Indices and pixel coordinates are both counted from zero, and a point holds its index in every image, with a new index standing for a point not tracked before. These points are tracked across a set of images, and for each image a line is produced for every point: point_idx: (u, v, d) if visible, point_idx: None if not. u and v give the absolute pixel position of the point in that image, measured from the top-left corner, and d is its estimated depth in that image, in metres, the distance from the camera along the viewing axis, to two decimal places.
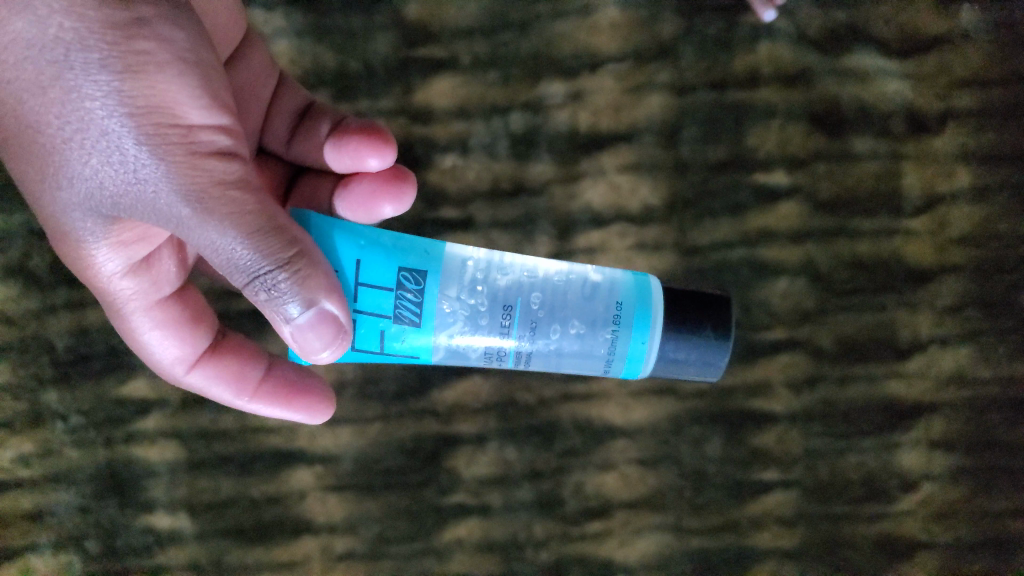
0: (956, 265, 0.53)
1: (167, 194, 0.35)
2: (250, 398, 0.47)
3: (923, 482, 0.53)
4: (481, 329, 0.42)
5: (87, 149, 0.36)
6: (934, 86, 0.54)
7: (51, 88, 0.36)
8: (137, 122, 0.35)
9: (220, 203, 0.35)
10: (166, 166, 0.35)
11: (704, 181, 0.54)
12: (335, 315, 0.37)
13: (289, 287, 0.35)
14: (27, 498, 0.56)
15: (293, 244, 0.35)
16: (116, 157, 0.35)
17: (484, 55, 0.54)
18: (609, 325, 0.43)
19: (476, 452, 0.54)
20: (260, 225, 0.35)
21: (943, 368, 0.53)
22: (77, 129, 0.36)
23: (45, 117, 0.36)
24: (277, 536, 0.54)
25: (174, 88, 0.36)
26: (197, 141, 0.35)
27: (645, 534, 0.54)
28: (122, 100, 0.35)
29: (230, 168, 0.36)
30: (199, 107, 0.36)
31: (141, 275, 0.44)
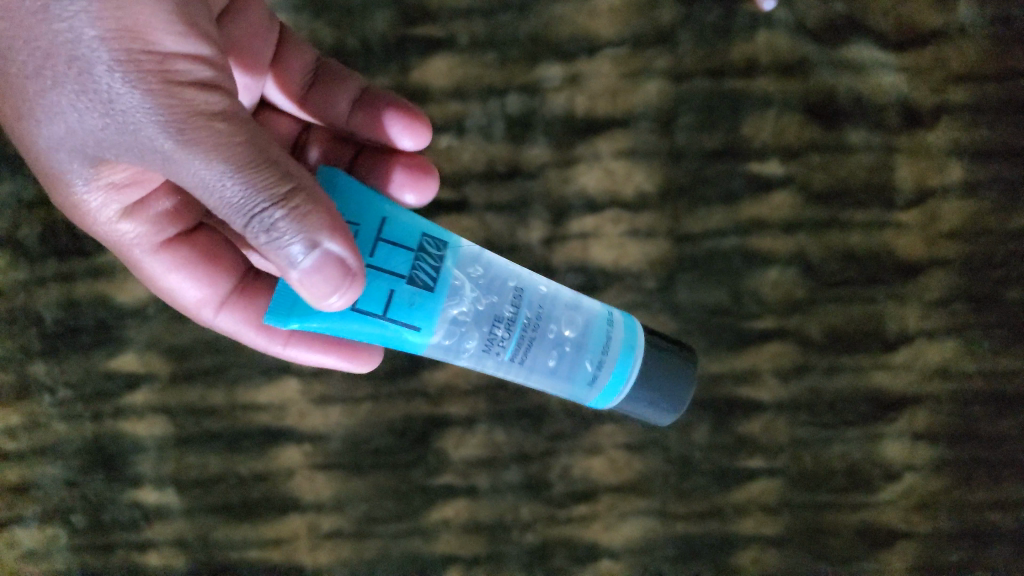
0: (946, 259, 0.54)
1: (149, 124, 0.37)
2: (285, 343, 0.50)
3: (906, 473, 0.54)
4: (485, 310, 0.41)
5: (66, 79, 0.38)
6: (929, 80, 0.54)
7: (23, 15, 0.37)
8: (112, 47, 0.37)
9: (203, 132, 0.36)
10: (147, 95, 0.37)
11: (699, 169, 0.54)
12: (341, 257, 0.35)
13: (287, 224, 0.35)
14: (14, 470, 0.56)
15: (289, 179, 0.35)
16: (94, 86, 0.37)
17: (481, 35, 0.54)
18: (596, 352, 0.44)
19: (465, 434, 0.54)
20: (248, 159, 0.35)
21: (929, 361, 0.54)
22: (52, 57, 0.38)
23: (20, 47, 0.38)
24: (264, 514, 0.55)
25: (146, 14, 0.37)
26: (173, 69, 0.37)
27: (631, 518, 0.54)
28: (97, 26, 0.36)
29: (210, 97, 0.37)
30: (173, 37, 0.38)
31: (138, 218, 0.46)
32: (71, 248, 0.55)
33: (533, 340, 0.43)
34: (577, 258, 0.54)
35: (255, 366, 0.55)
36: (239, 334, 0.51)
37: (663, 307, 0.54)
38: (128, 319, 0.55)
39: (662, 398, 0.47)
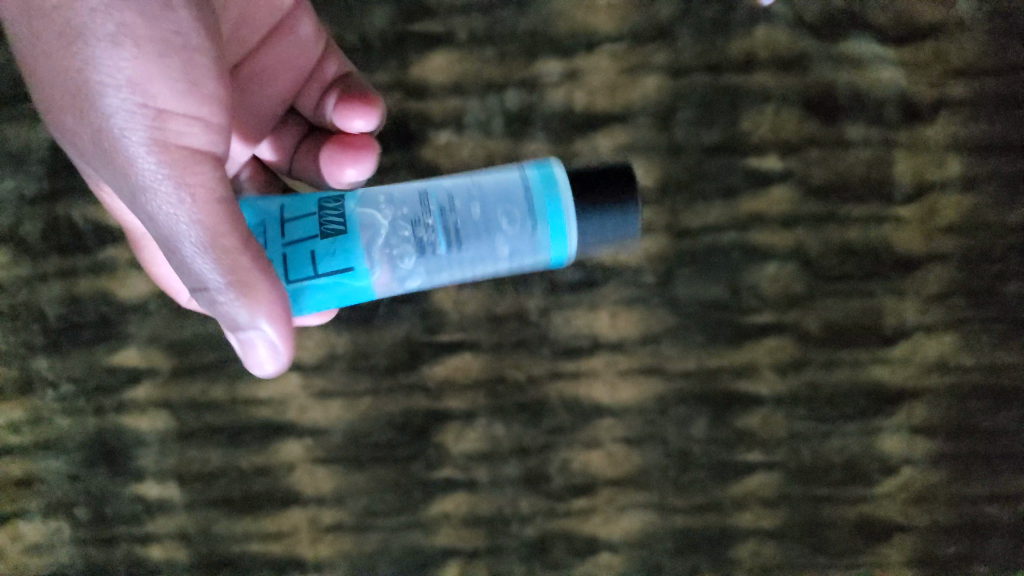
0: (944, 253, 0.54)
1: (135, 174, 0.36)
2: None
3: (903, 467, 0.54)
4: (403, 222, 0.40)
5: (70, 117, 0.38)
6: (928, 75, 0.54)
7: (44, 50, 0.37)
8: (115, 98, 0.36)
9: (181, 193, 0.36)
10: (138, 147, 0.36)
11: (698, 164, 0.54)
12: (275, 330, 0.37)
13: (234, 296, 0.35)
14: (17, 465, 0.56)
15: (245, 254, 0.36)
16: (91, 129, 0.37)
17: (480, 31, 0.54)
18: (518, 196, 0.40)
19: (465, 428, 0.55)
20: (214, 228, 0.35)
21: (927, 355, 0.54)
22: (61, 95, 0.37)
23: (39, 76, 0.38)
24: (266, 507, 0.55)
25: (156, 71, 0.37)
26: (169, 126, 0.36)
27: (629, 511, 0.55)
28: (105, 76, 0.36)
29: (195, 158, 0.37)
30: (178, 97, 0.37)
31: None
32: (72, 244, 0.55)
33: (459, 224, 0.40)
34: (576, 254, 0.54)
35: None
36: None
37: (662, 302, 0.54)
38: (130, 315, 0.55)
39: (608, 220, 0.41)
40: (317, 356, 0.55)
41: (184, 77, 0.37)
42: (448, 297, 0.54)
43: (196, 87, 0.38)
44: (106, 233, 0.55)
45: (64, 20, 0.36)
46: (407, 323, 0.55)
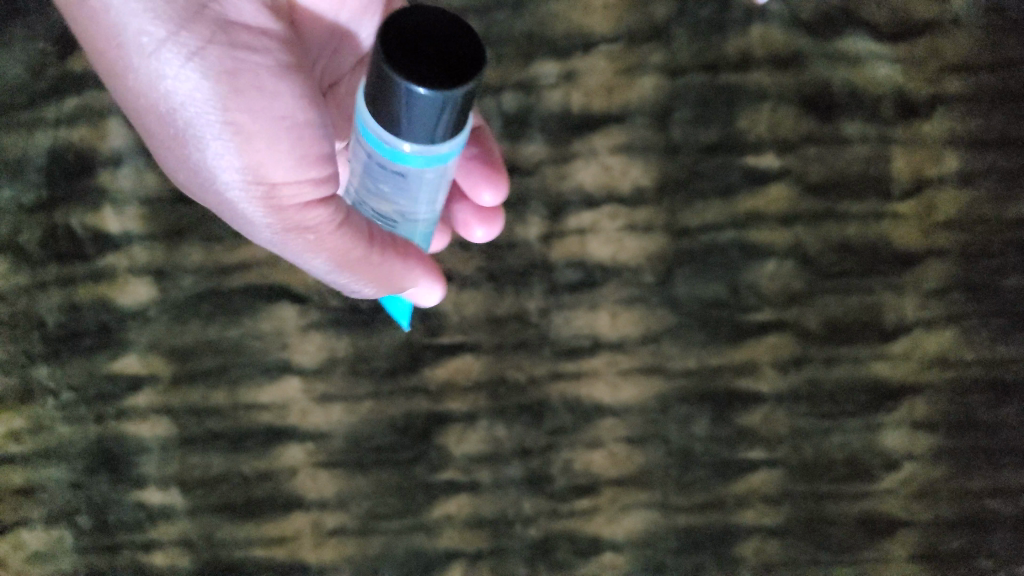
0: (943, 248, 0.54)
1: (264, 232, 0.42)
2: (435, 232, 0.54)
3: (905, 462, 0.54)
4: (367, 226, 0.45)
5: (198, 190, 0.42)
6: (924, 71, 0.54)
7: (168, 141, 0.40)
8: (238, 180, 0.39)
9: (300, 242, 0.41)
10: (261, 216, 0.40)
11: (695, 163, 0.54)
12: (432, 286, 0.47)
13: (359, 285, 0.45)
14: (19, 473, 0.56)
15: (381, 260, 0.42)
16: (221, 202, 0.41)
17: (477, 33, 0.54)
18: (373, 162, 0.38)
19: (466, 430, 0.55)
20: (342, 259, 0.42)
21: (927, 350, 0.54)
22: (192, 174, 0.41)
23: (165, 154, 0.41)
24: (268, 512, 0.55)
25: (264, 155, 0.38)
26: (286, 198, 0.40)
27: (633, 511, 0.55)
28: (220, 162, 0.39)
29: (313, 212, 0.40)
30: (286, 166, 0.39)
31: None
32: (72, 251, 0.55)
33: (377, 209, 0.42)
34: (576, 254, 0.54)
35: (256, 366, 0.55)
36: None
37: (662, 301, 0.54)
38: (130, 322, 0.55)
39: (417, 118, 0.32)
40: (318, 360, 0.55)
41: (290, 149, 0.39)
42: (448, 299, 0.55)
43: (312, 155, 0.40)
44: (106, 240, 0.55)
45: (177, 119, 0.38)
46: (407, 326, 0.55)
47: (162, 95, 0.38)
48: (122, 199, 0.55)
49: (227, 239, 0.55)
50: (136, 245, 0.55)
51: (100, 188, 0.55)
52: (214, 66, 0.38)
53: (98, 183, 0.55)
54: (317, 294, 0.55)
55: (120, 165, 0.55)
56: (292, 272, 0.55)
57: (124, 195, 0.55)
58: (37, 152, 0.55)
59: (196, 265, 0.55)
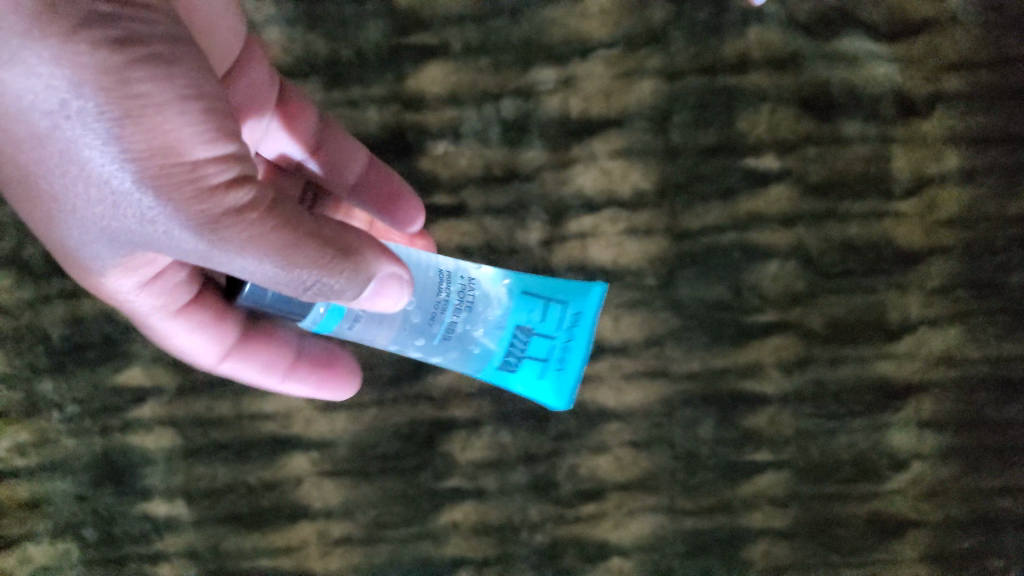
0: (945, 246, 0.54)
1: (180, 231, 0.35)
2: (282, 377, 0.52)
3: (913, 462, 0.54)
4: (491, 309, 0.47)
5: (81, 192, 0.35)
6: (923, 69, 0.54)
7: (44, 131, 0.34)
8: (143, 164, 0.34)
9: (241, 231, 0.35)
10: (176, 206, 0.35)
11: (696, 166, 0.53)
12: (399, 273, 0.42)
13: (343, 284, 0.38)
14: (24, 486, 0.56)
15: (336, 245, 0.38)
16: (117, 199, 0.35)
17: (475, 41, 0.53)
18: (403, 328, 0.46)
19: (471, 437, 0.55)
20: (289, 241, 0.36)
21: (933, 349, 0.54)
22: (75, 173, 0.35)
23: (33, 154, 0.35)
24: (275, 522, 0.55)
25: (173, 126, 0.34)
26: (205, 176, 0.35)
27: (639, 515, 0.55)
28: (115, 142, 0.33)
29: (243, 195, 0.36)
30: (197, 136, 0.35)
31: (156, 292, 0.46)
32: None
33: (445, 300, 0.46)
34: (576, 259, 0.54)
35: None
36: (240, 378, 0.52)
37: (665, 304, 0.54)
38: (134, 334, 0.55)
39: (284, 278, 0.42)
40: None
41: (194, 118, 0.35)
42: None
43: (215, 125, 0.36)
44: None
45: (61, 97, 0.33)
46: None
47: (42, 75, 0.33)
48: None
49: None
50: None
51: None
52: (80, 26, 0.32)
53: None
54: None
55: None
56: None
57: None
58: None
59: None
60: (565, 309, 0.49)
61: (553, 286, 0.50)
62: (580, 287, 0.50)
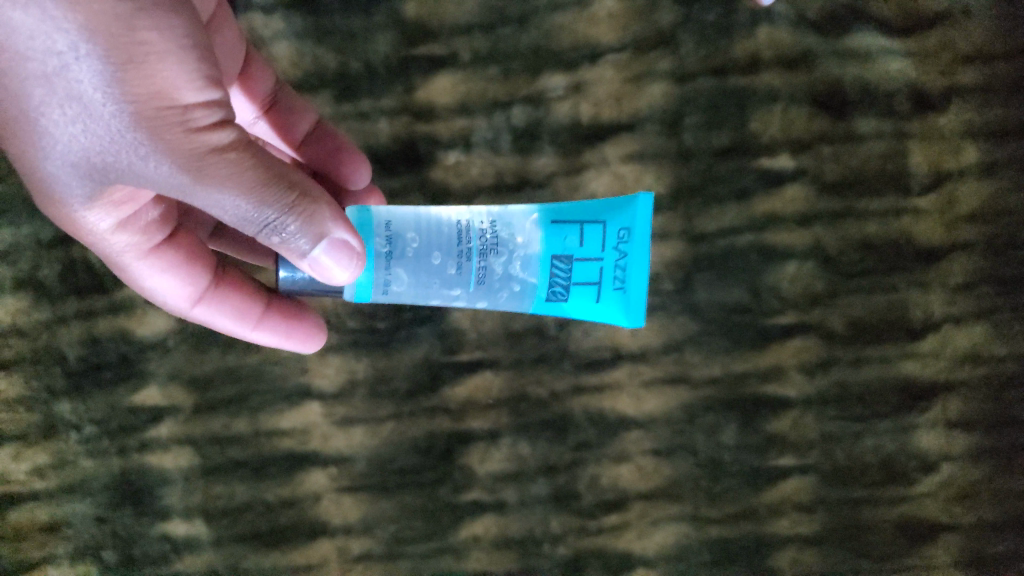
0: (967, 242, 0.53)
1: (161, 164, 0.36)
2: (254, 326, 0.49)
3: (943, 464, 0.53)
4: (520, 244, 0.43)
5: (65, 120, 0.37)
6: (937, 63, 0.53)
7: (47, 72, 0.36)
8: (138, 106, 0.36)
9: (217, 166, 0.36)
10: (161, 143, 0.36)
11: (709, 168, 0.53)
12: (347, 240, 0.38)
13: (297, 228, 0.37)
14: (44, 509, 0.56)
15: (295, 188, 0.37)
16: (99, 128, 0.36)
17: (483, 50, 0.53)
18: (437, 283, 0.42)
19: (490, 449, 0.54)
20: (260, 178, 0.37)
21: (958, 347, 0.53)
22: (65, 106, 0.36)
23: (28, 88, 0.36)
24: (294, 540, 0.55)
25: (168, 72, 0.36)
26: (193, 118, 0.37)
27: (662, 525, 0.54)
28: (113, 84, 0.36)
29: (223, 134, 0.37)
30: (188, 81, 0.37)
31: (131, 229, 0.44)
32: (90, 285, 0.54)
33: (470, 245, 0.42)
34: None
35: (277, 393, 0.55)
36: (214, 325, 0.50)
37: (682, 309, 0.54)
38: (150, 353, 0.55)
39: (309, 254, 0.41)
40: (337, 383, 0.55)
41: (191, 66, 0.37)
42: (465, 316, 0.54)
43: (207, 72, 0.38)
44: None
45: (72, 40, 0.35)
46: (425, 345, 0.54)
47: (58, 19, 0.35)
48: None
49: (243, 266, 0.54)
50: None
51: None
52: None
53: None
54: (335, 316, 0.54)
55: None
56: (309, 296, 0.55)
57: None
58: None
59: None
60: (604, 226, 0.43)
61: (581, 208, 0.43)
62: (623, 200, 0.43)
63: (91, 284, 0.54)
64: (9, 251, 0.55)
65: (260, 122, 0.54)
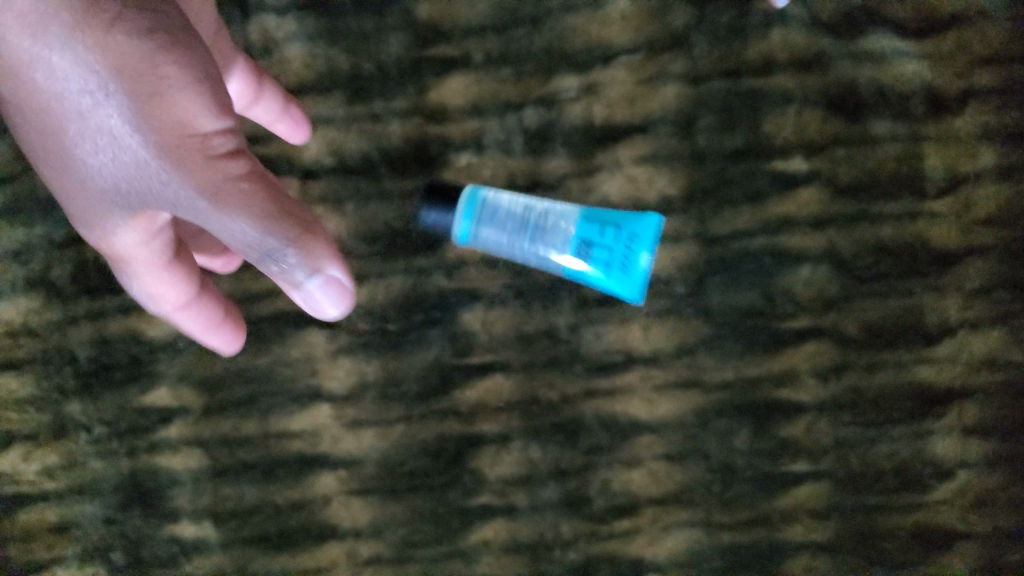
0: (984, 246, 0.52)
1: (179, 189, 0.40)
2: (217, 330, 0.51)
3: (959, 471, 0.53)
4: (570, 226, 0.50)
5: (101, 152, 0.41)
6: (954, 65, 0.52)
7: (86, 110, 0.41)
8: (159, 134, 0.40)
9: (232, 193, 0.40)
10: (180, 169, 0.40)
11: (722, 170, 0.53)
12: (341, 280, 0.42)
13: (297, 261, 0.40)
14: (52, 510, 0.56)
15: (299, 223, 0.40)
16: (128, 159, 0.41)
17: (495, 51, 0.53)
18: (523, 243, 0.50)
19: (500, 452, 0.54)
20: (268, 209, 0.40)
21: (975, 352, 0.52)
22: (101, 139, 0.41)
23: (71, 127, 0.42)
24: (303, 543, 0.55)
25: (186, 103, 0.40)
26: (212, 146, 0.41)
27: (673, 530, 0.54)
28: (138, 116, 0.40)
29: (239, 163, 0.41)
30: (205, 113, 0.41)
31: (145, 247, 0.46)
32: (103, 285, 0.54)
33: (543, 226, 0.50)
34: None
35: (286, 394, 0.54)
36: (179, 326, 0.50)
37: (695, 312, 0.53)
38: (161, 353, 0.54)
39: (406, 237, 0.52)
40: (347, 385, 0.54)
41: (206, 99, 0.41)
42: (476, 318, 0.54)
43: (223, 103, 0.42)
44: None
45: (102, 80, 0.41)
46: (435, 347, 0.54)
47: (91, 63, 0.41)
48: None
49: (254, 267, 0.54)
50: None
51: None
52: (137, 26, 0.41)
53: None
54: (346, 318, 0.54)
55: None
56: None
57: None
58: None
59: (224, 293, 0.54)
60: (621, 230, 0.50)
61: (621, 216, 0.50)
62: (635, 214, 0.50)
63: (104, 284, 0.54)
64: (22, 251, 0.55)
65: (285, 125, 0.52)
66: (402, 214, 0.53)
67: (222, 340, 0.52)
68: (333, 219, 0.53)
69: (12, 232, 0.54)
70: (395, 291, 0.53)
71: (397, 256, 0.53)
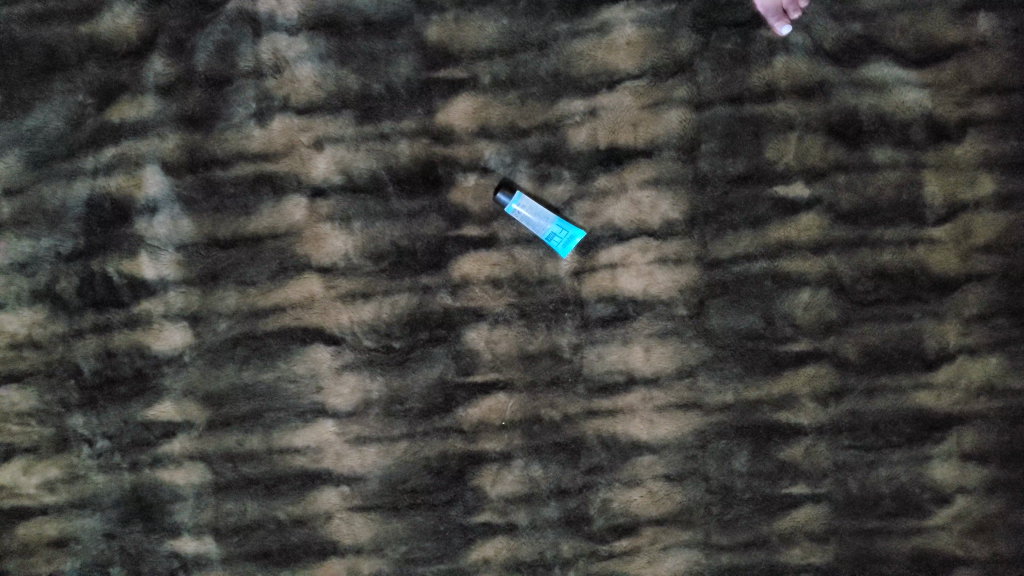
0: (983, 273, 0.53)
1: (278, 162, 0.53)
2: (244, 271, 0.54)
3: (957, 496, 0.54)
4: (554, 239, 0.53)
5: (210, 133, 0.53)
6: (953, 95, 0.53)
7: (200, 102, 0.53)
8: (264, 124, 0.53)
9: (317, 165, 0.53)
10: (279, 149, 0.53)
11: (725, 195, 0.54)
12: (383, 232, 0.54)
13: (366, 227, 0.54)
14: (52, 524, 0.55)
15: (364, 190, 0.53)
16: (237, 143, 0.53)
17: (503, 75, 0.53)
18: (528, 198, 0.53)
19: (503, 471, 0.54)
20: (343, 175, 0.53)
21: (973, 378, 0.54)
22: (213, 124, 0.53)
23: (185, 114, 0.53)
24: (304, 559, 0.55)
25: (279, 98, 0.53)
26: (297, 136, 0.53)
27: (672, 551, 0.55)
28: (247, 109, 0.53)
29: (315, 148, 0.53)
30: (291, 105, 0.53)
31: (211, 226, 0.54)
32: (109, 299, 0.54)
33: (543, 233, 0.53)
34: (607, 289, 0.54)
35: (290, 409, 0.54)
36: (211, 288, 0.54)
37: (697, 334, 0.54)
38: (165, 368, 0.54)
39: (421, 244, 0.54)
40: (352, 402, 0.54)
41: (290, 93, 0.53)
42: (480, 337, 0.54)
43: (299, 91, 0.53)
44: (141, 287, 0.54)
45: (217, 80, 0.53)
46: (440, 365, 0.54)
47: (206, 67, 0.53)
48: (158, 246, 0.54)
49: (261, 282, 0.54)
50: (171, 291, 0.54)
51: (138, 236, 0.54)
52: (235, 37, 0.53)
53: (134, 232, 0.54)
54: (352, 335, 0.54)
55: (155, 213, 0.54)
56: (325, 315, 0.54)
57: (160, 242, 0.54)
58: (77, 202, 0.54)
59: (231, 308, 0.54)
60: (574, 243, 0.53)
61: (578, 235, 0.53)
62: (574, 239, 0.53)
63: (109, 299, 0.54)
64: (27, 263, 0.54)
65: None
66: (410, 233, 0.54)
67: (241, 233, 0.54)
68: (341, 237, 0.54)
69: (17, 244, 0.54)
70: (401, 309, 0.54)
71: (403, 275, 0.54)
